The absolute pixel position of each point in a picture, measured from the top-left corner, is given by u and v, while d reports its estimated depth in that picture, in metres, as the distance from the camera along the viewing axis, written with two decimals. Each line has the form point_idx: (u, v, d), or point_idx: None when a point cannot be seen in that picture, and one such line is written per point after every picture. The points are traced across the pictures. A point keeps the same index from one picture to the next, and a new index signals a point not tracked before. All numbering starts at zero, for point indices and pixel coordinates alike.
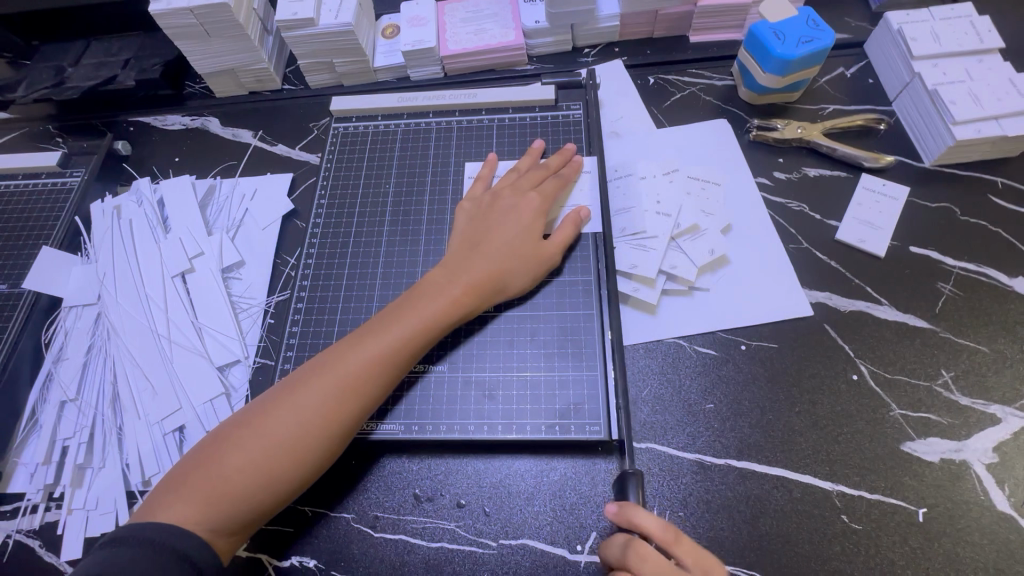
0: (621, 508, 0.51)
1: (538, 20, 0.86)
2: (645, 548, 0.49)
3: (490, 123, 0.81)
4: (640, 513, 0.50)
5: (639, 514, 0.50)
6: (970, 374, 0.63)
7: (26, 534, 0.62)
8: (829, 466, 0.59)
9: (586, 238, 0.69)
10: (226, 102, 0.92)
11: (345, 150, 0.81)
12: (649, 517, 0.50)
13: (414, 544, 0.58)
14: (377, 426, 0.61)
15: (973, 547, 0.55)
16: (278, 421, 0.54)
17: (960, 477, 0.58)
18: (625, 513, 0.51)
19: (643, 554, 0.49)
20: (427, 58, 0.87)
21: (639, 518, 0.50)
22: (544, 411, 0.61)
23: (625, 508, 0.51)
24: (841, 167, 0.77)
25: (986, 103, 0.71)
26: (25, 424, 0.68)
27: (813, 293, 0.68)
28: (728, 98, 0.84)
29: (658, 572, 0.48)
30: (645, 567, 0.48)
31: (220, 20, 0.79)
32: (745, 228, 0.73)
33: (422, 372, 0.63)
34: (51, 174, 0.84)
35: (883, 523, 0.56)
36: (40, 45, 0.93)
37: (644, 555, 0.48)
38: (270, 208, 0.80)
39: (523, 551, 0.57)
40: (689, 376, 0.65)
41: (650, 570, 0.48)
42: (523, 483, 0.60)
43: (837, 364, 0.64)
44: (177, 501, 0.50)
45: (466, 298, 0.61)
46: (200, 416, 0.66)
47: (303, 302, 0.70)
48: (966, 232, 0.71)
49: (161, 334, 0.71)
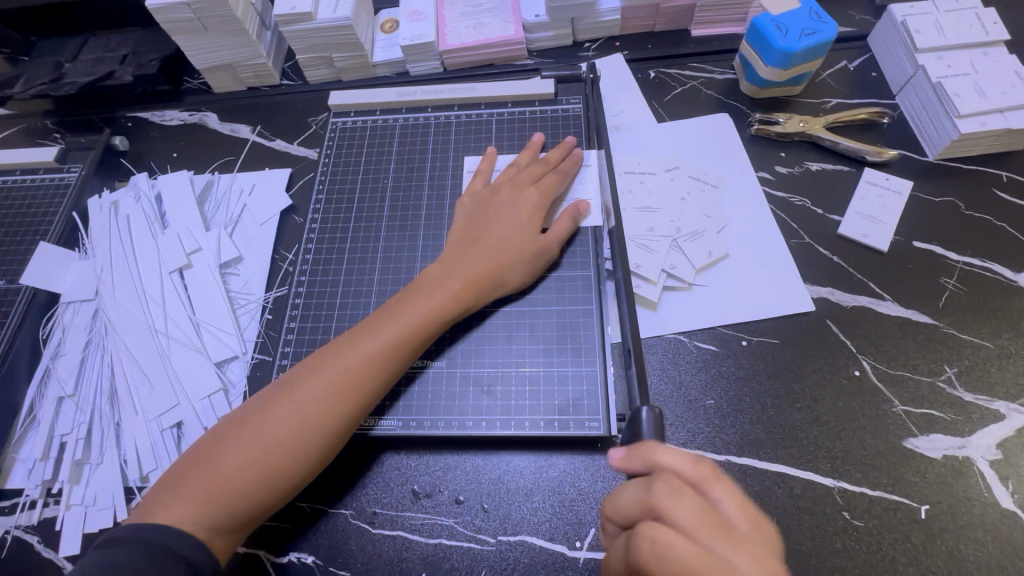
0: (637, 448, 0.45)
1: (538, 14, 0.86)
2: (675, 484, 0.42)
3: (490, 117, 0.80)
4: (662, 449, 0.45)
5: (659, 449, 0.44)
6: (974, 370, 0.62)
7: (24, 529, 0.62)
8: (831, 463, 0.58)
9: (585, 232, 0.69)
10: (224, 97, 0.92)
11: (343, 145, 0.81)
12: (674, 453, 0.44)
13: (412, 540, 0.58)
14: (376, 423, 0.61)
15: (976, 544, 0.54)
16: (276, 418, 0.53)
17: (963, 473, 0.57)
18: (642, 451, 0.45)
19: (673, 490, 0.42)
20: (427, 52, 0.86)
21: (661, 454, 0.44)
22: (543, 407, 0.60)
23: (644, 446, 0.45)
24: (844, 161, 0.76)
25: (991, 96, 0.70)
26: (23, 420, 0.68)
27: (815, 288, 0.68)
28: (730, 92, 0.83)
29: (694, 509, 0.41)
30: (678, 504, 0.42)
31: (218, 14, 0.78)
32: (747, 223, 0.72)
33: (421, 368, 0.63)
34: (49, 169, 0.84)
35: (885, 520, 0.56)
36: (38, 41, 0.92)
37: (677, 491, 0.42)
38: (268, 204, 0.79)
39: (521, 547, 0.57)
40: (689, 371, 0.64)
41: (684, 506, 0.41)
42: (522, 479, 0.60)
43: (839, 360, 0.63)
44: (176, 500, 0.50)
45: (465, 294, 0.61)
46: (197, 412, 0.66)
47: (301, 298, 0.70)
48: (970, 227, 0.70)
49: (159, 330, 0.70)
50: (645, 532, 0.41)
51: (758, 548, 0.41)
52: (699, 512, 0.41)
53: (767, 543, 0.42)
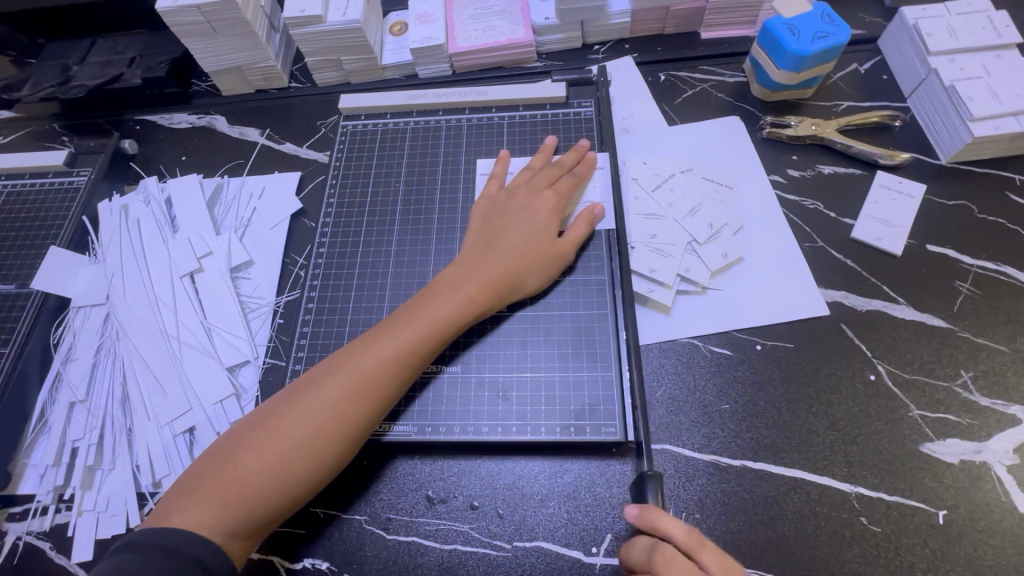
0: (641, 512, 0.50)
1: (548, 17, 0.85)
2: (669, 553, 0.48)
3: (500, 121, 0.80)
4: (664, 517, 0.49)
5: (661, 517, 0.49)
6: (989, 374, 0.62)
7: (37, 535, 0.62)
8: (848, 467, 0.58)
9: (599, 236, 0.69)
10: (233, 100, 0.92)
11: (353, 148, 0.80)
12: (672, 521, 0.49)
13: (427, 546, 0.58)
14: (391, 427, 0.61)
15: (995, 550, 0.54)
16: (292, 422, 0.53)
17: (980, 478, 0.57)
18: (647, 517, 0.50)
19: (668, 558, 0.48)
20: (436, 55, 0.86)
21: (663, 522, 0.49)
22: (558, 412, 0.60)
23: (649, 511, 0.50)
24: (856, 164, 0.76)
25: (1004, 99, 0.70)
26: (35, 425, 0.68)
27: (829, 292, 0.68)
28: (741, 95, 0.83)
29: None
30: (670, 571, 0.47)
31: (228, 18, 0.78)
32: (760, 226, 0.72)
33: (435, 372, 0.63)
34: (58, 173, 0.84)
35: (902, 525, 0.55)
36: (46, 44, 0.92)
37: (670, 560, 0.47)
38: (278, 207, 0.79)
39: (537, 553, 0.56)
40: (703, 375, 0.64)
41: (675, 574, 0.47)
42: (537, 484, 0.60)
43: (854, 364, 0.63)
44: (192, 505, 0.50)
45: (480, 298, 0.60)
46: (210, 417, 0.65)
47: (313, 301, 0.70)
48: (984, 230, 0.70)
49: (170, 334, 0.70)
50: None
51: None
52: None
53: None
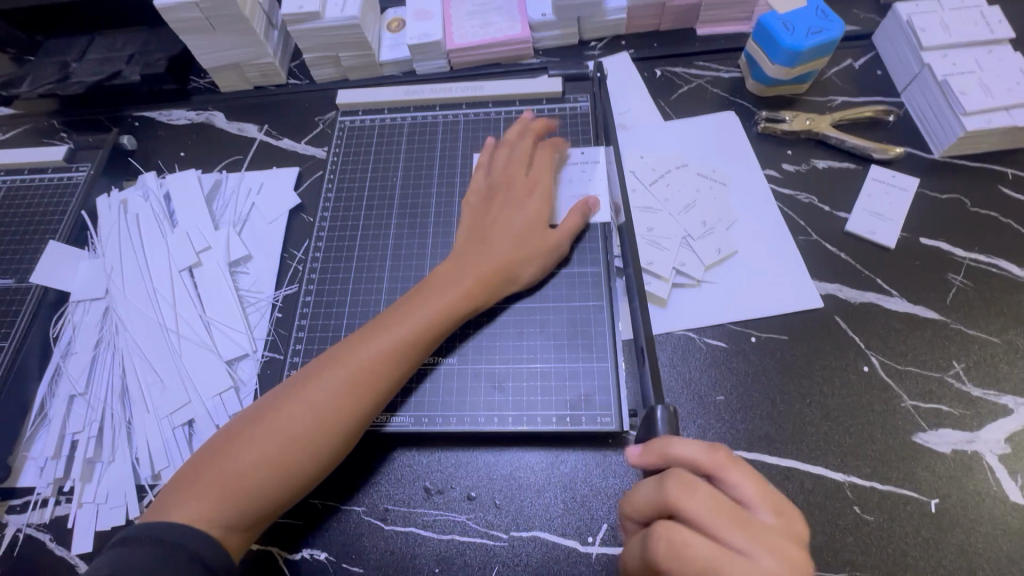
0: (650, 444, 0.45)
1: (545, 13, 0.86)
2: (688, 478, 0.42)
3: (497, 116, 0.80)
4: (676, 443, 0.44)
5: (675, 444, 0.44)
6: (981, 365, 0.62)
7: (36, 527, 0.62)
8: (840, 457, 0.59)
9: (595, 229, 0.69)
10: (231, 96, 0.92)
11: (351, 144, 0.81)
12: (687, 444, 0.44)
13: (425, 537, 0.58)
14: (389, 419, 0.61)
15: (986, 537, 0.54)
16: (289, 415, 0.53)
17: (972, 467, 0.57)
18: (656, 446, 0.45)
19: (687, 486, 0.42)
20: (434, 51, 0.86)
21: (675, 448, 0.44)
22: (555, 403, 0.60)
23: (660, 440, 0.45)
24: (851, 159, 0.76)
25: (996, 93, 0.70)
26: (34, 419, 0.68)
27: (823, 285, 0.68)
28: (736, 90, 0.84)
29: (708, 502, 0.41)
30: (693, 498, 0.41)
31: (226, 14, 0.79)
32: (754, 220, 0.73)
33: (432, 365, 0.63)
34: (57, 169, 0.84)
35: (895, 514, 0.56)
36: (44, 40, 0.92)
37: (690, 486, 0.42)
38: (276, 203, 0.80)
39: (534, 543, 0.57)
40: (698, 367, 0.65)
41: (698, 500, 0.41)
42: (534, 475, 0.60)
43: (848, 355, 0.64)
44: (191, 498, 0.50)
45: (476, 291, 0.61)
46: (209, 410, 0.66)
47: (312, 295, 0.70)
48: (976, 223, 0.70)
49: (169, 328, 0.71)
50: (663, 531, 0.41)
51: (778, 535, 0.40)
52: (713, 503, 0.41)
53: (789, 526, 0.41)
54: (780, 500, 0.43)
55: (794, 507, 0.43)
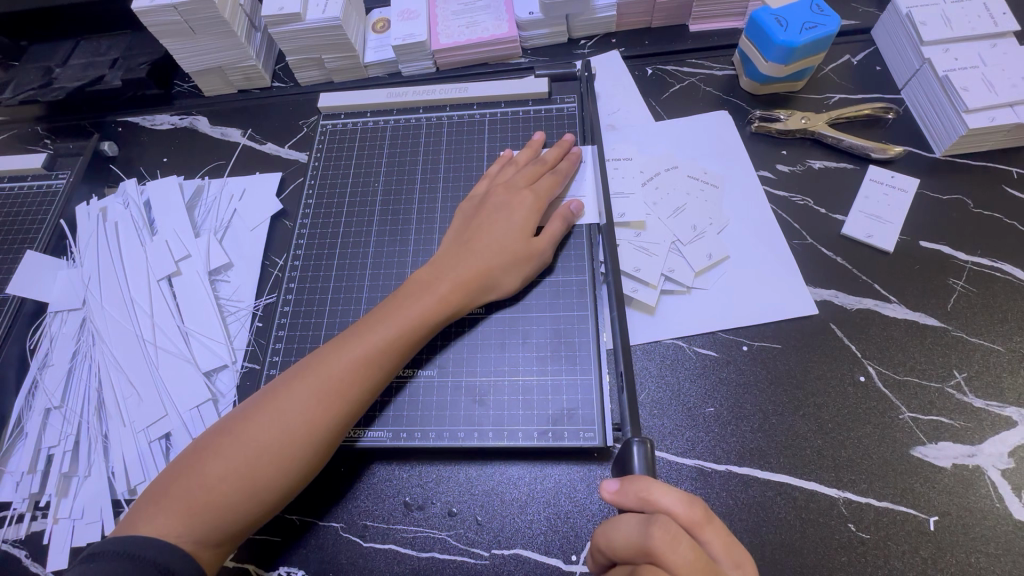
0: (630, 483, 0.43)
1: (532, 11, 0.83)
2: (673, 529, 0.40)
3: (482, 118, 0.78)
4: (658, 488, 0.43)
5: (657, 490, 0.42)
6: (984, 374, 0.60)
7: (12, 543, 0.61)
8: (836, 473, 0.56)
9: (580, 233, 0.67)
10: (215, 100, 0.90)
11: (334, 148, 0.79)
12: (671, 493, 0.42)
13: (404, 554, 0.56)
14: (365, 433, 0.59)
15: (989, 558, 0.52)
16: (260, 426, 0.52)
17: (974, 483, 0.55)
18: (637, 488, 0.43)
19: (671, 537, 0.40)
20: (419, 52, 0.84)
21: (659, 496, 0.42)
22: (537, 417, 0.58)
23: (641, 482, 0.43)
24: (848, 159, 0.73)
25: (1000, 89, 0.67)
26: (10, 433, 0.67)
27: (818, 291, 0.66)
28: (730, 89, 0.81)
29: (690, 557, 0.39)
30: (675, 551, 0.40)
31: (205, 16, 0.77)
32: (747, 223, 0.70)
33: (410, 376, 0.62)
34: (38, 176, 0.83)
35: (892, 532, 0.54)
36: (29, 46, 0.91)
37: (675, 538, 0.40)
38: (258, 209, 0.78)
39: (516, 561, 0.55)
40: (688, 378, 0.62)
41: (681, 555, 0.39)
42: (516, 490, 0.58)
43: (844, 365, 0.61)
44: (159, 513, 0.49)
45: (454, 296, 0.59)
46: (185, 423, 0.64)
47: (290, 305, 0.68)
48: (979, 225, 0.68)
49: (146, 339, 0.69)
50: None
51: None
52: (694, 558, 0.40)
53: None
54: (743, 556, 0.42)
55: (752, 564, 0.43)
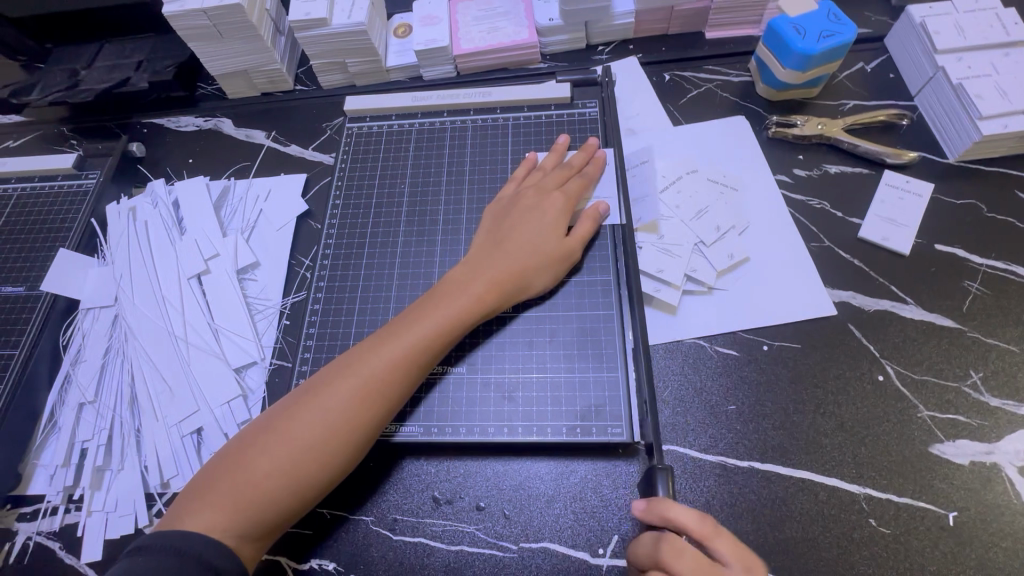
0: (648, 505, 0.49)
1: (552, 18, 0.85)
2: (679, 542, 0.48)
3: (505, 122, 0.80)
4: (676, 507, 0.48)
5: (672, 510, 0.48)
6: (1000, 375, 0.61)
7: (46, 535, 0.62)
8: (855, 469, 0.58)
9: (604, 235, 0.68)
10: (239, 102, 0.92)
11: (359, 149, 0.81)
12: (680, 512, 0.48)
13: (434, 547, 0.58)
14: (398, 429, 0.61)
15: (1005, 552, 0.53)
16: (302, 424, 0.53)
17: (991, 479, 0.56)
18: (653, 509, 0.49)
19: (678, 549, 0.48)
20: (440, 57, 0.86)
21: (674, 514, 0.48)
22: (565, 413, 0.60)
23: (662, 503, 0.48)
24: (863, 163, 0.75)
25: (1014, 97, 0.69)
26: (45, 427, 0.68)
27: (836, 292, 0.67)
28: (747, 94, 0.83)
29: (693, 565, 0.47)
30: (680, 561, 0.47)
31: (234, 21, 0.79)
32: (766, 226, 0.72)
33: (441, 373, 0.63)
34: (67, 176, 0.84)
35: (911, 527, 0.55)
36: (54, 48, 0.93)
37: (679, 550, 0.47)
38: (284, 209, 0.80)
39: (544, 554, 0.56)
40: (710, 376, 0.64)
41: (685, 563, 0.47)
42: (543, 485, 0.59)
43: (862, 364, 0.63)
44: (203, 508, 0.50)
45: (488, 297, 0.60)
46: (217, 419, 0.66)
47: (319, 303, 0.70)
48: (992, 229, 0.69)
49: (178, 336, 0.71)
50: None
51: None
52: (698, 567, 0.47)
53: None
54: (752, 559, 0.48)
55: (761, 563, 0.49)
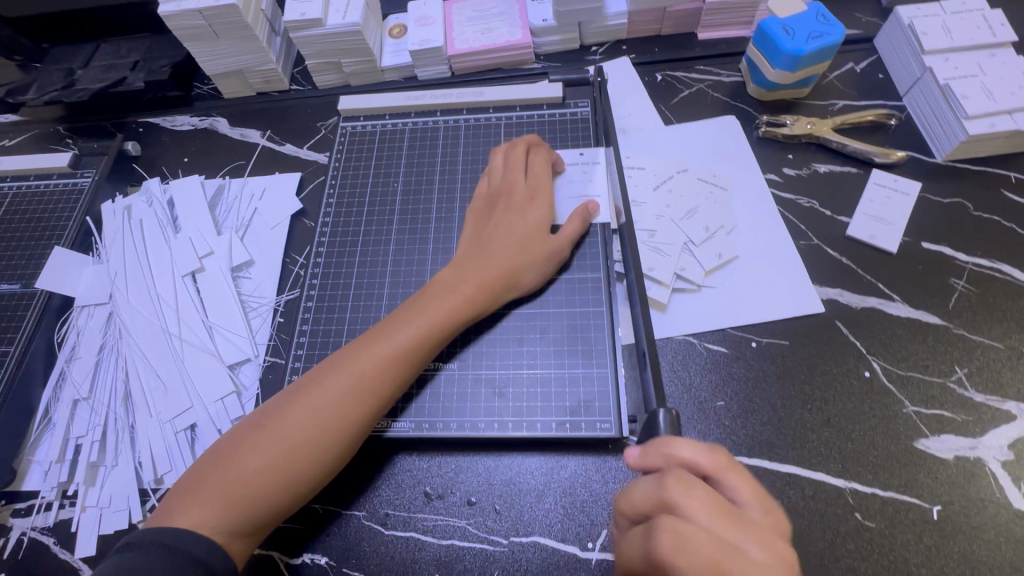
0: (652, 444, 0.44)
1: (546, 18, 0.86)
2: (688, 477, 0.42)
3: (498, 121, 0.81)
4: (679, 443, 0.43)
5: (676, 444, 0.43)
6: (984, 371, 0.62)
7: (41, 531, 0.63)
8: (842, 464, 0.59)
9: (595, 234, 0.69)
10: (235, 102, 0.93)
11: (353, 149, 0.81)
12: (689, 447, 0.43)
13: (425, 541, 0.58)
14: (390, 425, 0.61)
15: (989, 545, 0.54)
16: (293, 421, 0.54)
17: (975, 474, 0.57)
18: (658, 447, 0.44)
19: (687, 485, 0.41)
20: (435, 57, 0.87)
21: (678, 449, 0.43)
22: (555, 409, 0.60)
23: (661, 440, 0.44)
24: (851, 162, 0.76)
25: (999, 97, 0.70)
26: (39, 423, 0.69)
27: (824, 289, 0.68)
28: (738, 95, 0.84)
29: (708, 502, 0.40)
30: (692, 497, 0.41)
31: (229, 21, 0.79)
32: (755, 225, 0.73)
33: (433, 370, 0.64)
34: (62, 175, 0.85)
35: (896, 521, 0.56)
36: (50, 48, 0.93)
37: (691, 484, 0.41)
38: (278, 208, 0.80)
39: (534, 548, 0.57)
40: (698, 372, 0.65)
41: (698, 499, 0.41)
42: (534, 480, 0.60)
43: (849, 361, 0.64)
44: (194, 504, 0.50)
45: (478, 295, 0.61)
46: (211, 415, 0.66)
47: (313, 301, 0.71)
48: (978, 227, 0.70)
49: (171, 333, 0.71)
50: (670, 527, 0.40)
51: (770, 534, 0.40)
52: (713, 502, 0.41)
53: (777, 524, 0.42)
54: (770, 500, 0.43)
55: (780, 507, 0.44)
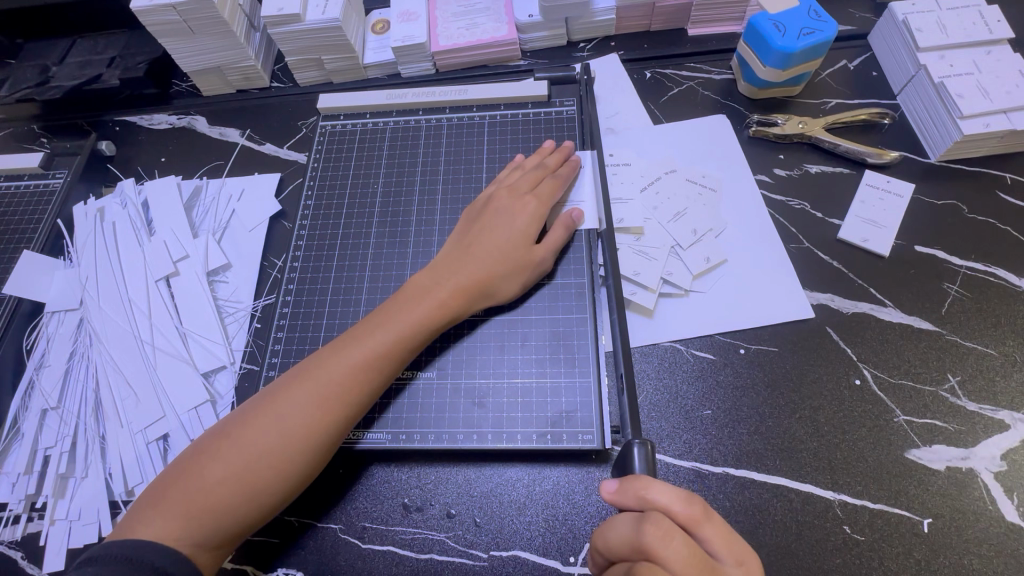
0: (629, 483, 0.43)
1: (532, 14, 0.84)
2: (666, 526, 0.41)
3: (482, 120, 0.78)
4: (655, 487, 0.43)
5: (654, 488, 0.43)
6: (978, 379, 0.60)
7: (7, 545, 0.61)
8: (831, 475, 0.57)
9: (580, 239, 0.67)
10: (213, 100, 0.90)
11: (333, 148, 0.79)
12: (666, 491, 0.43)
13: (403, 555, 0.56)
14: (364, 435, 0.60)
15: (980, 559, 0.53)
16: (260, 430, 0.52)
17: (966, 485, 0.56)
18: (635, 488, 0.43)
19: (664, 533, 0.41)
20: (418, 54, 0.84)
21: (655, 493, 0.43)
22: (536, 420, 0.59)
23: (638, 482, 0.43)
24: (843, 163, 0.74)
25: (995, 96, 0.68)
26: (7, 433, 0.66)
27: (815, 294, 0.66)
28: (728, 93, 0.82)
29: (684, 553, 0.40)
30: (670, 547, 0.40)
31: (205, 17, 0.77)
32: (744, 227, 0.71)
33: (410, 378, 0.62)
34: (34, 175, 0.83)
35: (886, 534, 0.54)
36: (25, 43, 0.91)
37: (668, 533, 0.41)
38: (256, 210, 0.78)
39: (514, 562, 0.55)
40: (686, 380, 0.63)
41: (675, 551, 0.40)
42: (515, 492, 0.58)
43: (839, 368, 0.62)
44: (158, 516, 0.49)
45: (454, 301, 0.59)
46: (184, 425, 0.64)
47: (289, 305, 0.68)
48: (972, 230, 0.68)
49: (144, 341, 0.69)
50: None
51: None
52: (689, 554, 0.40)
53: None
54: (743, 550, 0.43)
55: (753, 554, 0.44)
